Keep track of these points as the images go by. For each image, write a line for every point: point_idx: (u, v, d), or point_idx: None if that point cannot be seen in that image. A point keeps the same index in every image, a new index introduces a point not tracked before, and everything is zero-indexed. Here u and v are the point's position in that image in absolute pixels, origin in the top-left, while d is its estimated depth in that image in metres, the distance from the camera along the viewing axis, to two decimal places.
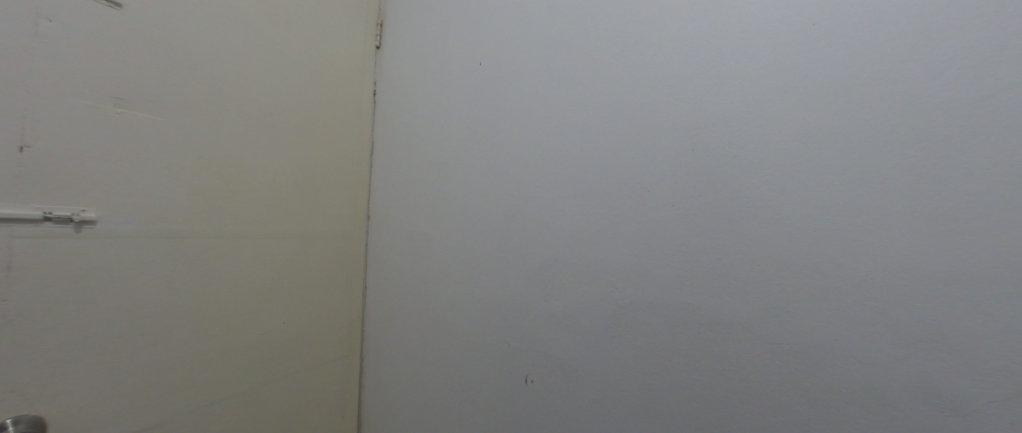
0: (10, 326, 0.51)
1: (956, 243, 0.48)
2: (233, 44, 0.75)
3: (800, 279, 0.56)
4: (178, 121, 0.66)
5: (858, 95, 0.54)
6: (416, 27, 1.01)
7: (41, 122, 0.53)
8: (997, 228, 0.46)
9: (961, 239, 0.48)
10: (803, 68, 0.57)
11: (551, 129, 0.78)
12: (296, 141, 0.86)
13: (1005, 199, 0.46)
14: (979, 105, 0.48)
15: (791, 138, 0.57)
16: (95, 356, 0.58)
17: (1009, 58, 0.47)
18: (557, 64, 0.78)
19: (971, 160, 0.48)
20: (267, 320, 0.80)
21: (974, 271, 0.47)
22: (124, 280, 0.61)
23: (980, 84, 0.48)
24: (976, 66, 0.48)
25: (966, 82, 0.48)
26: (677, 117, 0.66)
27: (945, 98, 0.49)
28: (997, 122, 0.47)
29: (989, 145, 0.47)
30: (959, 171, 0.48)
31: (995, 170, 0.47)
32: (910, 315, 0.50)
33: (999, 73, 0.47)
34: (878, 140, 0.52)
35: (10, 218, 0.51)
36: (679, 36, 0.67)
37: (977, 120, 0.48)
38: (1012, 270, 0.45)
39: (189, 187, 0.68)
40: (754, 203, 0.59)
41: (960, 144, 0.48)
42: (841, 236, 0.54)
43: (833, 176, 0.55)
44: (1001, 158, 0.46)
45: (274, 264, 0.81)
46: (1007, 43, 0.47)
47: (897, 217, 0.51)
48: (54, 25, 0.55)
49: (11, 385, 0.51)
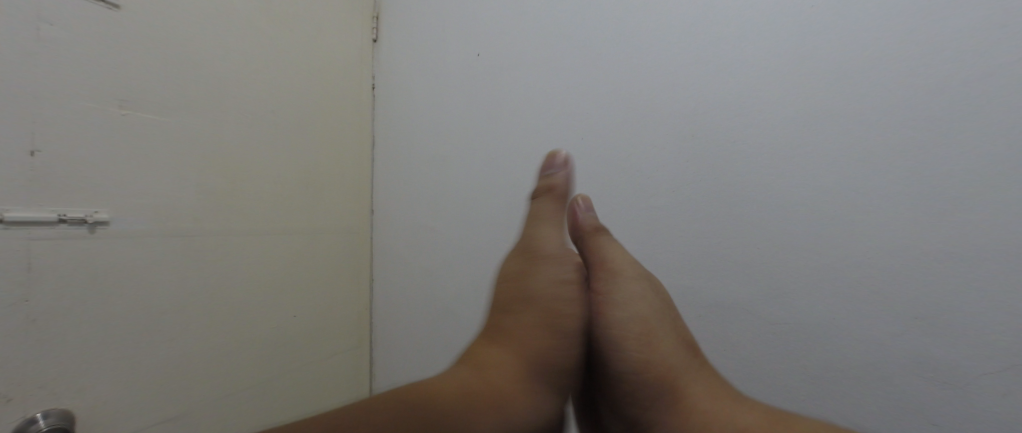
0: (33, 325, 0.52)
1: (955, 220, 0.48)
2: (231, 42, 0.75)
3: (798, 262, 0.57)
4: (182, 121, 0.67)
5: (856, 78, 0.54)
6: (413, 18, 1.01)
7: (48, 126, 0.53)
8: (998, 206, 0.46)
9: (959, 216, 0.48)
10: (800, 51, 0.57)
11: (551, 120, 0.78)
12: (298, 138, 0.87)
13: (1003, 176, 0.46)
14: (979, 84, 0.48)
15: (789, 123, 0.58)
16: (117, 352, 0.60)
17: (1008, 36, 0.46)
18: (555, 54, 0.78)
19: (970, 138, 0.48)
20: (277, 314, 0.83)
21: (970, 248, 0.48)
22: (138, 279, 0.62)
23: (979, 63, 0.48)
24: (976, 45, 0.48)
25: (966, 61, 0.48)
26: (676, 104, 0.66)
27: (945, 77, 0.49)
28: (997, 99, 0.47)
29: (989, 124, 0.47)
30: (960, 150, 0.48)
31: (995, 148, 0.47)
32: (904, 294, 0.51)
33: (998, 51, 0.47)
34: (876, 123, 0.53)
35: (28, 221, 0.52)
36: (678, 22, 0.66)
37: (974, 99, 0.48)
38: (1008, 245, 0.46)
39: (197, 186, 0.69)
40: (753, 189, 0.60)
41: (959, 123, 0.48)
42: (836, 219, 0.55)
43: (830, 161, 0.55)
44: (1005, 135, 0.46)
45: (283, 259, 0.84)
46: (1007, 20, 0.47)
47: (891, 199, 0.52)
48: (55, 29, 0.54)
49: (39, 381, 0.53)
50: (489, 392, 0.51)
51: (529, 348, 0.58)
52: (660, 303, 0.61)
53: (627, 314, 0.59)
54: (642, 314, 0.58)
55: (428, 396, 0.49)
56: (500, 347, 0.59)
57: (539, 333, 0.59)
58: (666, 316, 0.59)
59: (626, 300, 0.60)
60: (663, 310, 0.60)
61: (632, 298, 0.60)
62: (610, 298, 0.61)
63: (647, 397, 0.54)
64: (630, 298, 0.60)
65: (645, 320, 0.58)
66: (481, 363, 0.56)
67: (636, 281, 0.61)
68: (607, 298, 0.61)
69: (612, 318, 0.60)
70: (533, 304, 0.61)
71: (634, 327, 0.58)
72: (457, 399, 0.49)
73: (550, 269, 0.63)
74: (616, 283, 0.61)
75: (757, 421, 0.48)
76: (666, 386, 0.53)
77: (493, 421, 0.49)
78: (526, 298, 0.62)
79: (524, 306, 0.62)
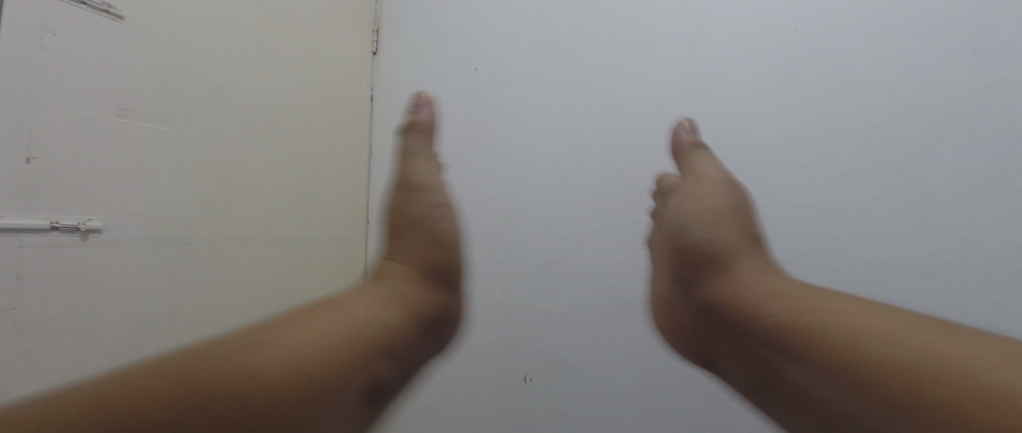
0: (20, 334, 0.50)
1: (956, 232, 0.52)
2: (230, 53, 0.76)
3: (794, 275, 0.61)
4: (179, 129, 0.67)
5: (841, 95, 0.59)
6: (412, 32, 1.03)
7: (46, 133, 0.53)
8: (986, 210, 0.50)
9: (964, 223, 0.51)
10: (788, 73, 0.62)
11: (545, 133, 0.79)
12: (293, 147, 0.88)
13: (998, 192, 0.50)
14: (968, 101, 0.52)
15: (780, 140, 0.62)
16: (103, 362, 0.58)
17: (992, 55, 0.50)
18: (550, 69, 0.81)
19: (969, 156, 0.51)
20: (269, 324, 0.83)
21: (978, 263, 0.50)
22: (129, 287, 0.62)
23: (969, 79, 0.52)
24: (965, 63, 0.52)
25: (952, 80, 0.52)
26: (668, 118, 0.70)
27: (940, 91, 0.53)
28: (985, 109, 0.51)
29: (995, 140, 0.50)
30: (962, 169, 0.52)
31: (995, 161, 0.50)
32: (899, 306, 0.54)
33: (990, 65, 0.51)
34: (863, 143, 0.57)
35: (19, 228, 0.51)
36: (670, 41, 0.70)
37: (979, 110, 0.51)
38: (1005, 256, 0.49)
39: (193, 194, 0.70)
40: (748, 202, 0.64)
41: (961, 146, 0.52)
42: (826, 231, 0.59)
43: (821, 175, 0.59)
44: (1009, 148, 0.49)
45: (274, 269, 0.84)
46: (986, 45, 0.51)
47: (876, 217, 0.56)
48: (57, 38, 0.54)
49: (21, 392, 0.51)
50: (357, 330, 0.34)
51: (422, 258, 0.44)
52: (738, 202, 0.44)
53: (699, 208, 0.43)
54: (711, 207, 0.43)
55: (248, 349, 0.28)
56: (393, 263, 0.44)
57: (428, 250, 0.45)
58: (729, 219, 0.42)
59: (696, 194, 0.45)
60: (741, 212, 0.43)
61: (702, 184, 0.46)
62: (683, 195, 0.46)
63: (689, 280, 0.41)
64: (699, 191, 0.45)
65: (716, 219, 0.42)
66: (383, 283, 0.41)
67: (719, 183, 0.46)
68: (679, 197, 0.47)
69: (670, 220, 0.46)
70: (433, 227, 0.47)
71: (692, 216, 0.43)
72: (285, 334, 0.30)
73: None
74: (689, 185, 0.47)
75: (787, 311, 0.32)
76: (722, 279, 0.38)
77: (377, 339, 0.34)
78: (424, 222, 0.47)
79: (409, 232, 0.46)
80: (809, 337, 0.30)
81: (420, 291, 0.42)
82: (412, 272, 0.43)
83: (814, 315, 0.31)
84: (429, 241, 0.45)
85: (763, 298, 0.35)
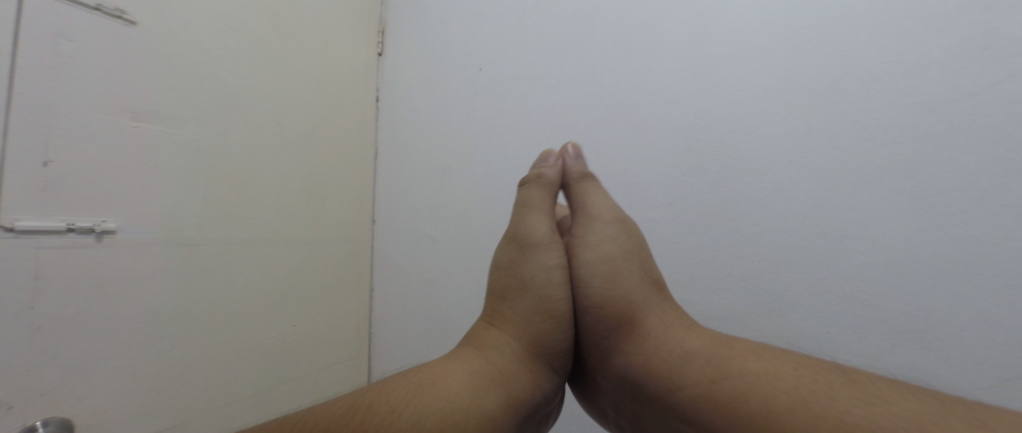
0: (37, 333, 0.52)
1: (965, 232, 0.49)
2: (239, 55, 0.77)
3: (799, 277, 0.58)
4: (191, 133, 0.69)
5: (849, 91, 0.56)
6: (416, 33, 1.04)
7: (62, 138, 0.55)
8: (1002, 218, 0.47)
9: (972, 223, 0.49)
10: (797, 67, 0.60)
11: (550, 132, 0.80)
12: (302, 149, 0.89)
13: (993, 187, 0.48)
14: (974, 103, 0.49)
15: (786, 139, 0.60)
16: (117, 360, 0.60)
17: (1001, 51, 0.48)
18: (554, 68, 0.81)
19: (980, 154, 0.49)
20: (277, 325, 0.84)
21: (993, 262, 0.47)
22: (142, 287, 0.63)
23: (980, 77, 0.49)
24: (979, 59, 0.49)
25: (959, 76, 0.50)
26: (672, 118, 0.69)
27: (946, 87, 0.51)
28: (992, 107, 0.48)
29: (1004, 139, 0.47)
30: (969, 172, 0.49)
31: (993, 160, 0.48)
32: (918, 308, 0.51)
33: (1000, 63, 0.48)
34: (868, 141, 0.55)
35: (38, 230, 0.52)
36: (672, 41, 0.70)
37: (985, 108, 0.48)
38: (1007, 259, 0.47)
39: (204, 196, 0.71)
40: (751, 201, 0.62)
41: (977, 146, 0.49)
42: (830, 232, 0.57)
43: (821, 176, 0.57)
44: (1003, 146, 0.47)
45: (285, 268, 0.85)
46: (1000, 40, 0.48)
47: (886, 215, 0.53)
48: (73, 45, 0.56)
49: (41, 390, 0.52)
50: (467, 408, 0.39)
51: (523, 332, 0.49)
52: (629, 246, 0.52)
53: (596, 254, 0.51)
54: (604, 256, 0.50)
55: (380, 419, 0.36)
56: (500, 331, 0.49)
57: (535, 321, 0.49)
58: (630, 264, 0.50)
59: (597, 241, 0.51)
60: (636, 252, 0.52)
61: (604, 229, 0.52)
62: (580, 241, 0.52)
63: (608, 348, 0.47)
64: (601, 234, 0.52)
65: (615, 264, 0.50)
66: (482, 344, 0.48)
67: (610, 224, 0.53)
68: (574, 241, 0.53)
69: (578, 261, 0.51)
70: (525, 290, 0.51)
71: (600, 264, 0.50)
72: (415, 390, 0.39)
73: (538, 256, 0.51)
74: (585, 228, 0.53)
75: (704, 378, 0.38)
76: (628, 325, 0.47)
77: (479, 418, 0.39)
78: (518, 283, 0.51)
79: (514, 292, 0.51)
80: (734, 411, 0.35)
81: (512, 363, 0.46)
82: (517, 338, 0.48)
83: (727, 377, 0.37)
84: (532, 308, 0.50)
85: (681, 370, 0.40)
